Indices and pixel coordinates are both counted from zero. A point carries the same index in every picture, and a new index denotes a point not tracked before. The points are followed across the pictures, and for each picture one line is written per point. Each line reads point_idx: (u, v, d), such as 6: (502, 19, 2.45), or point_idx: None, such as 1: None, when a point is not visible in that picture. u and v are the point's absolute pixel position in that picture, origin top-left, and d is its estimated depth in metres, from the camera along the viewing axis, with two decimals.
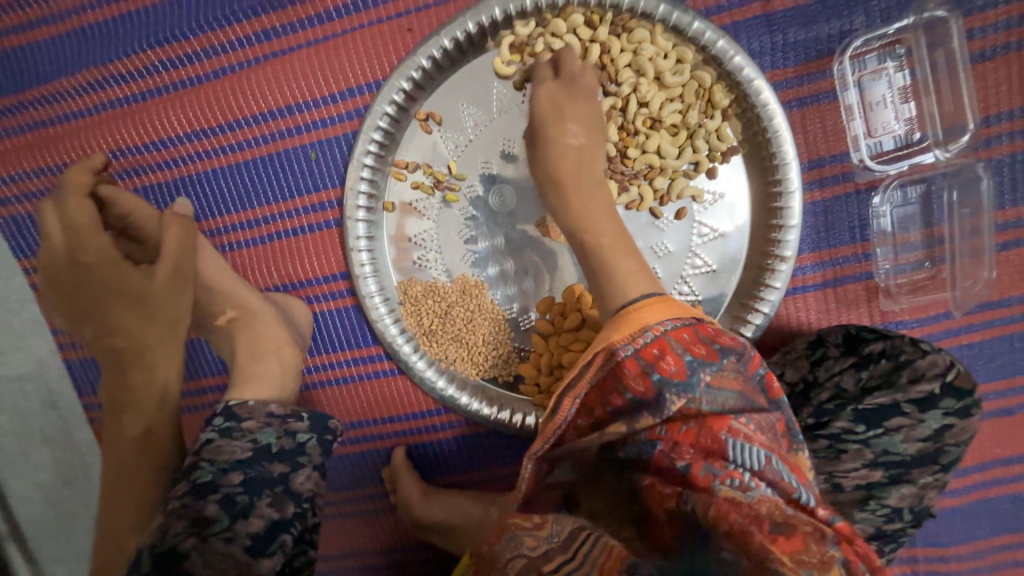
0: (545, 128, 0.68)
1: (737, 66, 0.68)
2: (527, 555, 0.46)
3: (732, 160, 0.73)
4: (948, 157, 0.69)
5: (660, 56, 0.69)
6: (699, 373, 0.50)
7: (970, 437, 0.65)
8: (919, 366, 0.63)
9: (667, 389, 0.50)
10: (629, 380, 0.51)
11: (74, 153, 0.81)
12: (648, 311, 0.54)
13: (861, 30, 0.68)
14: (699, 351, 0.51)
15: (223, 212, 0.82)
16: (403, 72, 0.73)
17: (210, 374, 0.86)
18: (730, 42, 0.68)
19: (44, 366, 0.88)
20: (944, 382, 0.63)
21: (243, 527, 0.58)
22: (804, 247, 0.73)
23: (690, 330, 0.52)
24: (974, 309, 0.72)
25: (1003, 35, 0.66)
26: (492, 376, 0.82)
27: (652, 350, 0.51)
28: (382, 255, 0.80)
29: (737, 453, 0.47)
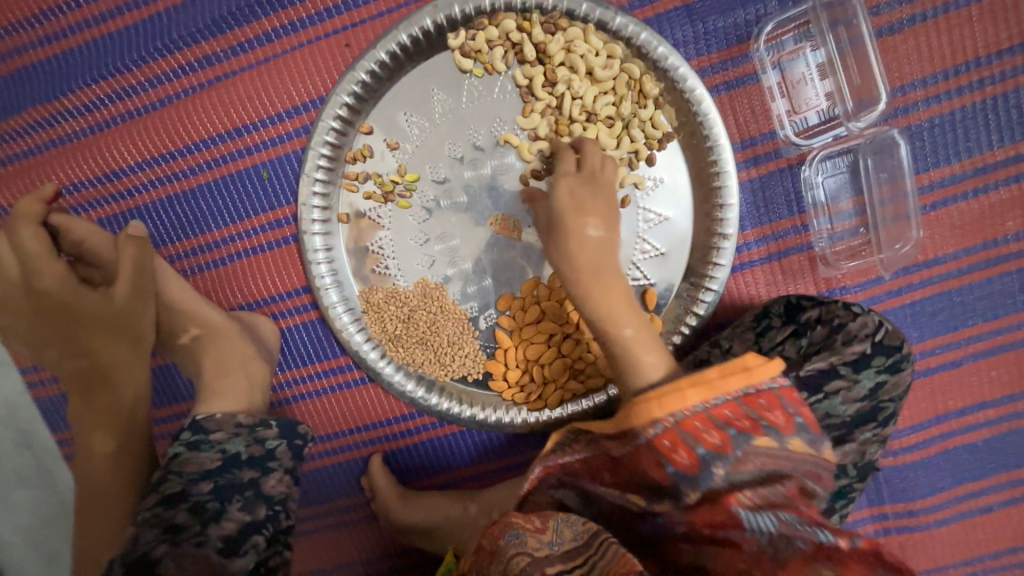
0: (567, 216, 0.68)
1: (662, 56, 0.71)
2: (530, 554, 0.51)
3: (669, 146, 0.76)
4: (859, 128, 0.73)
5: (591, 53, 0.71)
6: (711, 466, 0.53)
7: (904, 391, 0.68)
8: (850, 327, 0.66)
9: (713, 463, 0.54)
10: (675, 451, 0.54)
11: (25, 190, 0.82)
12: (661, 402, 0.55)
13: (773, 14, 0.71)
14: (713, 442, 0.54)
15: (181, 238, 0.83)
16: (344, 88, 0.75)
17: (183, 398, 0.87)
18: (654, 34, 0.71)
19: (14, 407, 0.88)
20: (874, 341, 0.66)
21: (215, 531, 0.59)
22: (746, 224, 0.77)
23: (734, 405, 0.55)
24: (909, 269, 0.76)
25: (907, 8, 0.70)
26: (461, 375, 0.84)
27: (664, 441, 0.55)
28: (342, 266, 0.82)
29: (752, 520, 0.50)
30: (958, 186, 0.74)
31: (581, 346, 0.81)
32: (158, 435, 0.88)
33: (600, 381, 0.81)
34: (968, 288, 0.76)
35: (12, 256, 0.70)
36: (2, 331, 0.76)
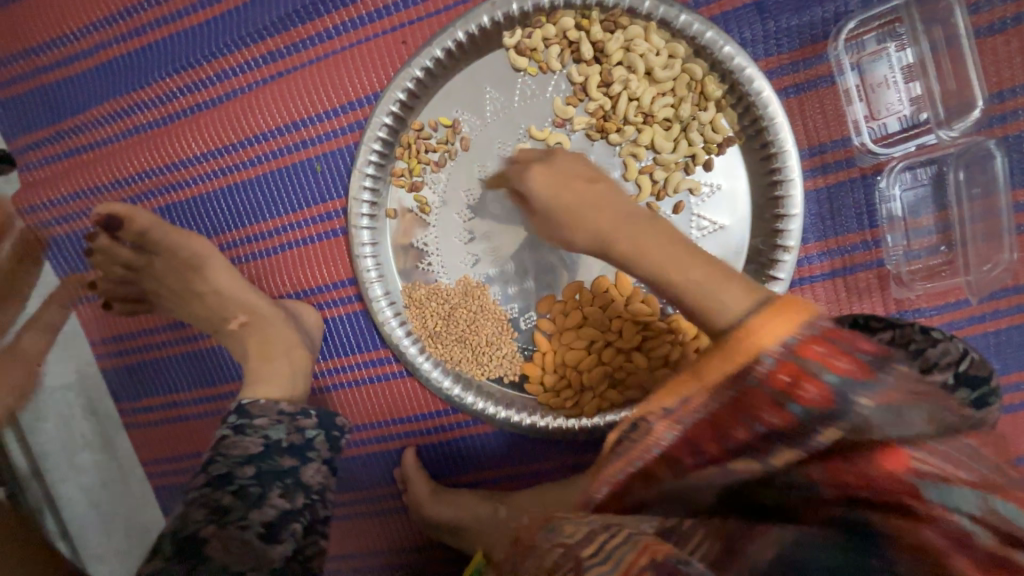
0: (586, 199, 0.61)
1: (727, 56, 0.67)
2: (565, 544, 0.42)
3: (728, 152, 0.72)
4: (953, 136, 0.67)
5: (652, 52, 0.68)
6: (852, 396, 0.41)
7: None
8: (930, 354, 0.60)
9: (851, 390, 0.41)
10: (798, 392, 0.42)
11: (103, 176, 0.88)
12: (764, 331, 0.45)
13: (856, 12, 0.66)
14: (843, 365, 0.42)
15: (238, 227, 0.86)
16: (399, 84, 0.75)
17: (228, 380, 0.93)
18: (719, 33, 0.67)
19: (84, 374, 0.98)
20: (959, 372, 0.60)
21: (257, 516, 0.61)
22: (809, 236, 0.72)
23: (819, 339, 0.43)
24: (998, 295, 0.69)
25: (1013, 6, 0.63)
26: (497, 376, 0.84)
27: (780, 377, 0.42)
28: (387, 260, 0.83)
29: (938, 494, 0.37)
30: None
31: (622, 355, 0.79)
32: (209, 412, 0.95)
33: (638, 393, 0.78)
34: None
35: (99, 250, 0.82)
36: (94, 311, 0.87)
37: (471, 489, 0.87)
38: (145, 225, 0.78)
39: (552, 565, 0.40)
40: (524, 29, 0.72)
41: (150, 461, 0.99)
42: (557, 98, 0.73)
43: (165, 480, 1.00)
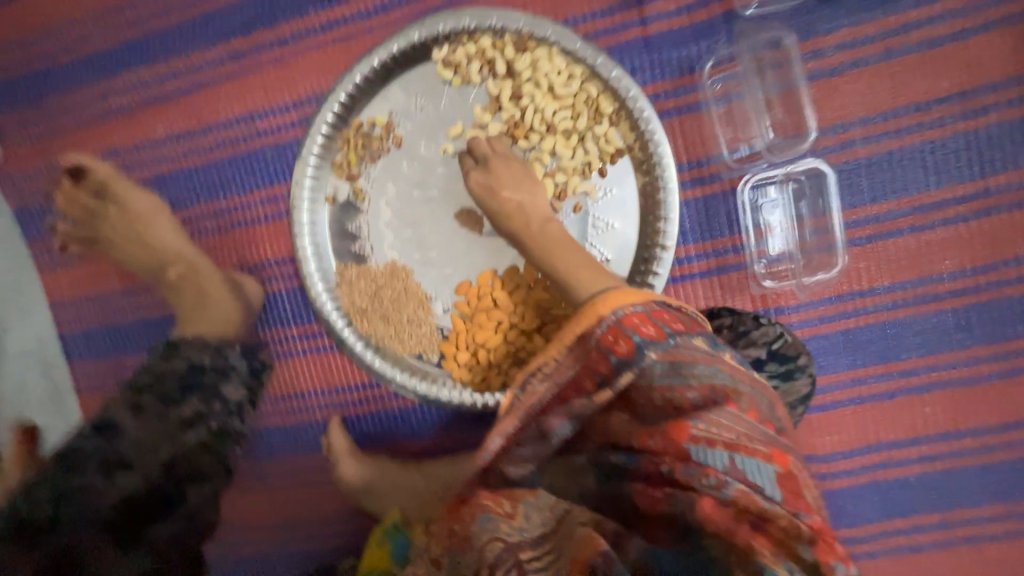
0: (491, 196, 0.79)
1: (617, 79, 0.79)
2: (501, 540, 0.53)
3: (620, 162, 0.83)
4: (783, 159, 0.80)
5: (554, 73, 0.80)
6: (646, 351, 0.56)
7: (800, 398, 0.74)
8: (753, 336, 0.73)
9: (646, 346, 0.56)
10: (613, 347, 0.58)
11: (80, 152, 0.99)
12: (605, 302, 0.61)
13: (721, 50, 0.78)
14: (648, 331, 0.57)
15: (194, 204, 0.96)
16: (341, 87, 0.85)
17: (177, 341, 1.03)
18: (611, 60, 0.79)
19: (42, 342, 1.04)
20: (771, 349, 0.73)
21: (177, 413, 0.68)
22: (689, 238, 0.82)
23: (642, 313, 0.59)
24: (844, 297, 0.80)
25: (850, 53, 0.76)
26: (417, 351, 0.92)
27: (607, 337, 0.58)
28: (324, 241, 0.92)
29: (703, 456, 0.49)
30: (895, 223, 0.78)
31: (525, 337, 0.88)
32: None
33: None
34: (904, 322, 0.80)
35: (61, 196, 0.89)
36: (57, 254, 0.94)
37: (388, 455, 0.96)
38: (103, 176, 0.88)
39: (493, 556, 0.52)
40: (451, 46, 0.84)
41: None
42: (478, 107, 0.84)
43: None
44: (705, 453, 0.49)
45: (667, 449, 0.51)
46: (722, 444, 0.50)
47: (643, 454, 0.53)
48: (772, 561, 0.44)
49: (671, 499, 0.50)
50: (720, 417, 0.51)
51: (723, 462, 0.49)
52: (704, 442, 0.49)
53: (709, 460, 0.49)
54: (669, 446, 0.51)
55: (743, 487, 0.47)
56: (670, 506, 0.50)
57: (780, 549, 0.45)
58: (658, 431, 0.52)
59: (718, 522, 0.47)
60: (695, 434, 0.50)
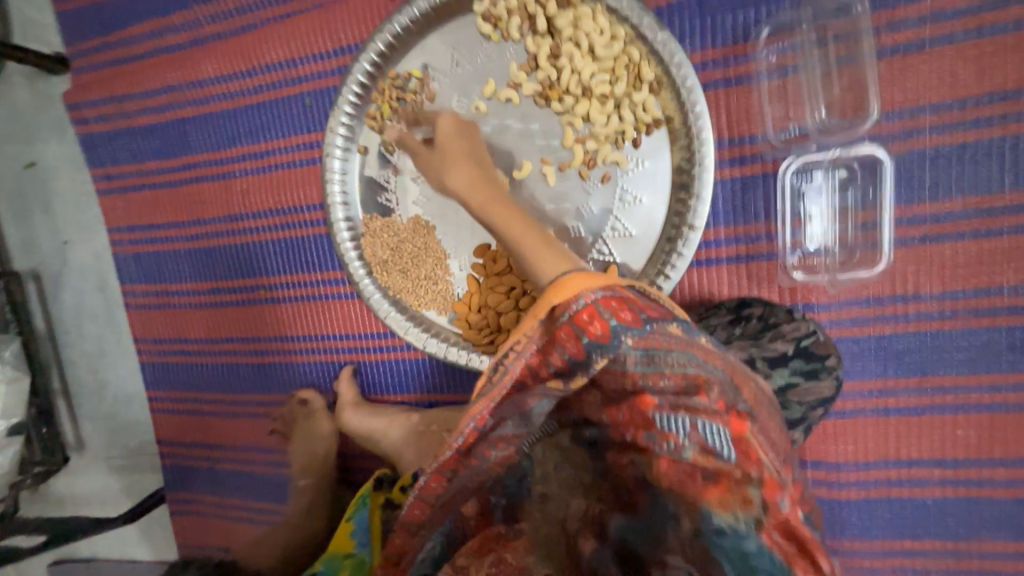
0: (445, 164, 0.77)
1: (663, 42, 0.74)
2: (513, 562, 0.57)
3: (656, 134, 0.79)
4: (842, 143, 0.73)
5: (596, 33, 0.77)
6: (621, 334, 0.53)
7: (823, 400, 0.73)
8: (782, 328, 0.74)
9: (622, 331, 0.53)
10: (588, 327, 0.54)
11: (139, 84, 1.05)
12: (572, 285, 0.59)
13: (781, 18, 0.72)
14: (625, 316, 0.54)
15: (239, 145, 1.01)
16: (380, 35, 0.85)
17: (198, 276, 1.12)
18: (659, 22, 0.74)
19: (99, 258, 1.18)
20: (799, 345, 0.73)
21: None
22: (719, 220, 0.79)
23: (619, 298, 0.56)
24: (882, 300, 0.74)
25: (933, 27, 0.67)
26: (432, 308, 0.94)
27: (582, 315, 0.55)
28: (352, 191, 0.94)
29: (664, 423, 0.51)
30: (956, 224, 0.70)
31: (536, 304, 0.88)
32: (192, 304, 1.12)
33: None
34: (949, 334, 0.73)
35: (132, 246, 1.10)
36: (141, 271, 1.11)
37: (390, 405, 0.99)
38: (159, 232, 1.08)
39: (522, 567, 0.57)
40: None
41: (140, 339, 1.18)
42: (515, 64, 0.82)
43: (150, 359, 1.18)
44: (667, 420, 0.51)
45: (632, 418, 0.54)
46: (686, 412, 0.51)
47: (610, 426, 0.57)
48: (716, 506, 0.47)
49: (633, 463, 0.55)
50: (688, 400, 0.51)
51: (684, 428, 0.50)
52: (668, 411, 0.51)
53: (670, 426, 0.51)
54: (633, 417, 0.54)
55: (700, 451, 0.49)
56: (633, 470, 0.54)
57: (730, 508, 0.46)
58: (625, 404, 0.55)
59: (671, 480, 0.50)
60: (659, 404, 0.52)
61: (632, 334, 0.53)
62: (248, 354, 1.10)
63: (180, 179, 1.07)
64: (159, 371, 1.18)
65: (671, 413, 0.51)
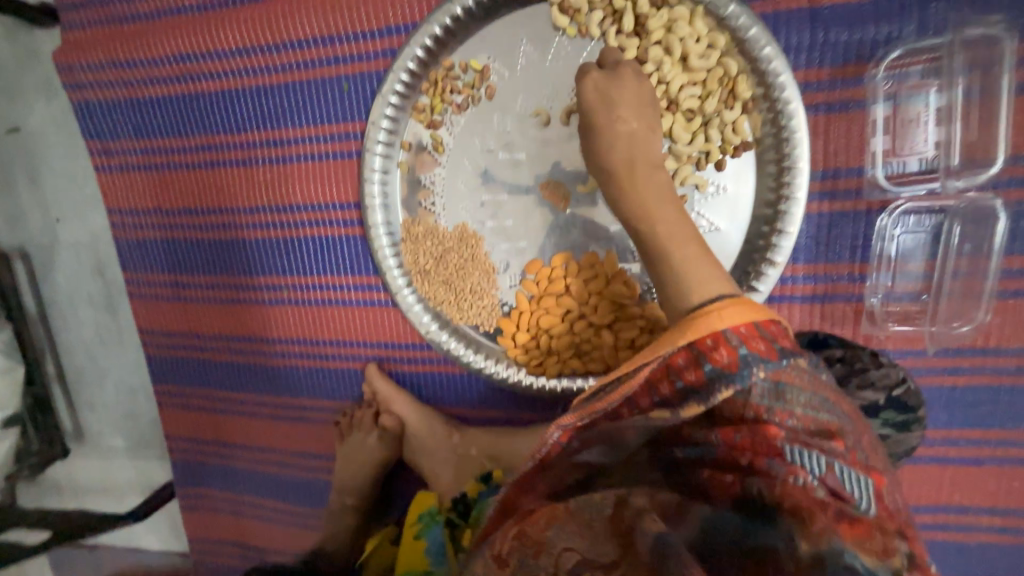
0: (597, 112, 0.65)
1: (766, 57, 0.66)
2: (579, 552, 0.43)
3: (743, 156, 0.71)
4: (958, 186, 0.66)
5: (692, 38, 0.68)
6: (752, 365, 0.48)
7: (907, 449, 0.68)
8: (872, 375, 0.66)
9: (754, 363, 0.49)
10: (710, 353, 0.50)
11: (149, 48, 0.93)
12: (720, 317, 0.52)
13: (906, 40, 0.64)
14: (759, 346, 0.49)
15: (263, 129, 0.91)
16: (437, 18, 0.76)
17: (204, 272, 1.02)
18: (765, 32, 0.66)
19: (96, 238, 1.07)
20: (891, 394, 0.66)
21: None
22: (800, 256, 0.73)
23: (753, 325, 0.51)
24: (961, 351, 0.71)
25: None
26: (474, 324, 0.87)
27: (705, 340, 0.51)
28: (393, 191, 0.86)
29: (796, 455, 0.44)
30: None
31: (591, 329, 0.82)
32: (203, 299, 1.04)
33: (599, 368, 0.82)
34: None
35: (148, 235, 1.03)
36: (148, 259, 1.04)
37: (431, 409, 0.93)
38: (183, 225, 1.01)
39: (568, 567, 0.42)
40: None
41: (145, 331, 1.09)
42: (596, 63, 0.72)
43: (157, 352, 1.09)
44: (802, 453, 0.44)
45: (755, 444, 0.46)
46: (818, 449, 0.45)
47: (723, 445, 0.47)
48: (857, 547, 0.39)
49: (745, 483, 0.44)
50: (823, 441, 0.45)
51: (820, 467, 0.43)
52: (801, 445, 0.45)
53: (803, 461, 0.44)
54: (757, 443, 0.46)
55: (836, 496, 0.42)
56: (746, 491, 0.43)
57: (888, 568, 0.38)
58: (745, 426, 0.47)
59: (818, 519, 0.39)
60: (788, 434, 0.45)
61: (764, 366, 0.49)
62: (268, 356, 1.02)
63: (195, 160, 0.97)
64: (166, 366, 1.10)
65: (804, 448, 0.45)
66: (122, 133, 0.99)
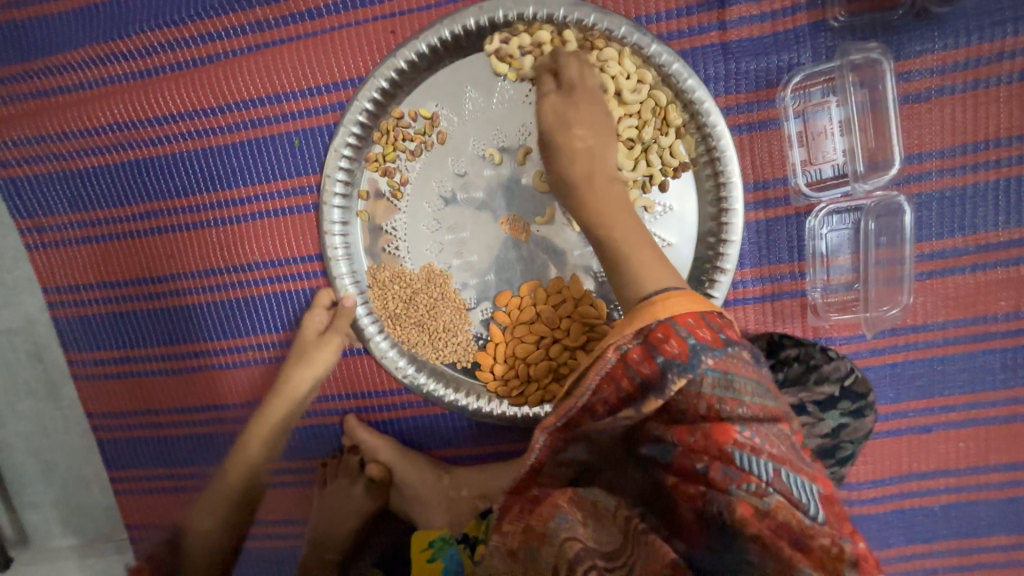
0: (556, 133, 0.71)
1: (690, 88, 0.73)
2: (580, 540, 0.52)
3: (683, 176, 0.78)
4: (868, 188, 0.75)
5: (623, 76, 0.74)
6: (700, 356, 0.53)
7: (862, 437, 0.73)
8: (824, 369, 0.71)
9: (702, 352, 0.54)
10: (661, 346, 0.55)
11: (78, 121, 0.90)
12: (665, 306, 0.57)
13: (805, 65, 0.73)
14: (705, 335, 0.54)
15: (211, 191, 0.90)
16: (382, 73, 0.79)
17: (153, 344, 0.97)
18: (685, 66, 0.73)
19: (32, 322, 0.99)
20: (843, 386, 0.71)
21: None
22: (746, 261, 0.79)
23: (695, 314, 0.57)
24: (894, 331, 0.79)
25: (938, 79, 0.72)
26: (452, 361, 0.87)
27: (656, 334, 0.56)
28: (355, 241, 0.86)
29: (747, 462, 0.48)
30: (956, 259, 0.76)
31: (568, 352, 0.83)
32: (155, 372, 0.98)
33: None
34: (954, 360, 0.79)
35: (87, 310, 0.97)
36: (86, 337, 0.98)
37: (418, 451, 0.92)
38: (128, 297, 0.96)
39: (572, 553, 0.50)
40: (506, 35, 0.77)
41: (94, 415, 1.01)
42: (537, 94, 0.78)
43: (110, 435, 1.02)
44: (751, 459, 0.48)
45: (707, 448, 0.50)
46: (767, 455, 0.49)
47: (680, 448, 0.52)
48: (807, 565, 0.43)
49: (707, 497, 0.49)
50: (770, 429, 0.51)
51: (768, 472, 0.48)
52: (749, 448, 0.49)
53: (751, 466, 0.48)
54: (710, 448, 0.50)
55: (785, 499, 0.46)
56: (707, 504, 0.49)
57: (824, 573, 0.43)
58: (700, 430, 0.52)
59: (757, 527, 0.45)
60: (740, 439, 0.49)
61: (709, 354, 0.53)
62: (236, 423, 0.97)
63: (139, 229, 0.93)
64: (121, 448, 1.02)
65: (755, 452, 0.49)
66: (53, 209, 0.94)
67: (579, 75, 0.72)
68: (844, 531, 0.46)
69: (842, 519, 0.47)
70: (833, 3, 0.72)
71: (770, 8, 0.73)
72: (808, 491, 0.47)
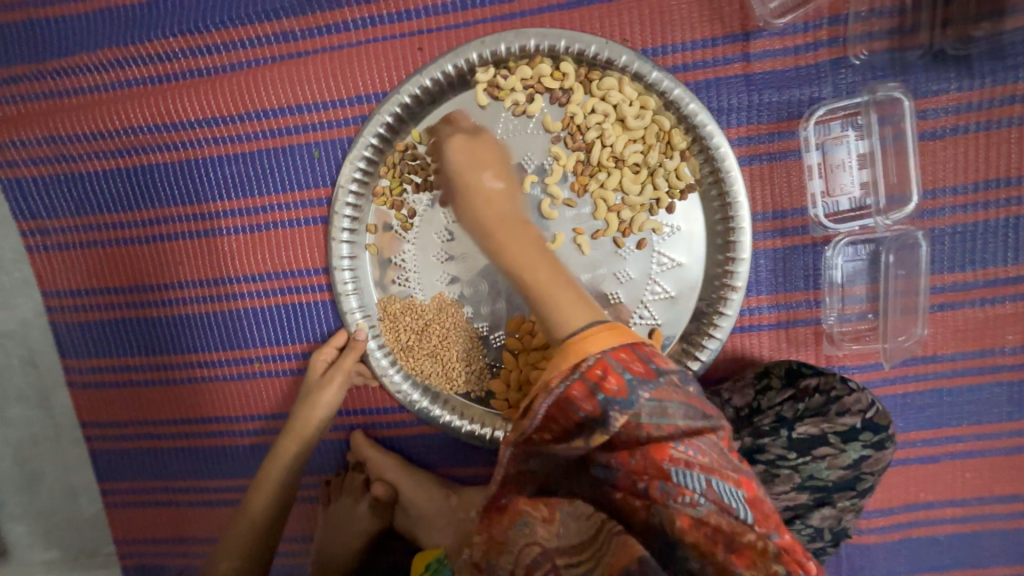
0: (465, 174, 0.71)
1: (692, 111, 0.74)
2: (539, 545, 0.50)
3: (689, 198, 0.78)
4: (888, 224, 0.77)
5: (625, 103, 0.75)
6: (638, 390, 0.53)
7: (883, 468, 0.74)
8: (846, 401, 0.72)
9: (638, 388, 0.53)
10: (602, 383, 0.53)
11: (87, 123, 0.88)
12: (593, 340, 0.57)
13: (827, 100, 0.75)
14: (637, 369, 0.54)
15: (223, 199, 0.88)
16: (394, 100, 0.79)
17: (148, 354, 0.95)
18: (687, 91, 0.74)
19: (28, 325, 0.94)
20: (865, 417, 0.72)
21: None
22: (762, 288, 0.80)
23: (627, 349, 0.56)
24: (906, 361, 0.80)
25: (953, 118, 0.74)
26: (464, 391, 0.86)
27: (595, 371, 0.54)
28: (364, 273, 0.85)
29: (681, 477, 0.51)
30: (969, 293, 0.78)
31: None
32: (150, 383, 0.95)
33: None
34: (963, 391, 0.80)
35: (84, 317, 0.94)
36: (83, 344, 0.95)
37: (424, 469, 0.90)
38: (127, 303, 0.93)
39: (530, 561, 0.49)
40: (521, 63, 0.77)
41: (89, 425, 0.98)
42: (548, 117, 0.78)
43: (104, 446, 0.98)
44: (685, 474, 0.50)
45: (647, 467, 0.52)
46: (700, 468, 0.51)
47: (621, 471, 0.53)
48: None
49: (651, 509, 0.51)
50: (701, 443, 0.52)
51: (701, 484, 0.50)
52: (684, 464, 0.51)
53: (687, 481, 0.50)
54: (649, 467, 0.52)
55: (717, 507, 0.49)
56: (651, 516, 0.51)
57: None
58: (640, 450, 0.52)
59: (697, 538, 0.48)
60: (676, 456, 0.51)
61: (643, 390, 0.53)
62: (238, 437, 0.94)
63: (142, 235, 0.91)
64: (116, 460, 0.98)
65: (688, 466, 0.51)
66: (56, 213, 0.92)
67: (472, 126, 0.77)
68: (769, 526, 0.49)
69: (767, 517, 0.50)
70: (855, 41, 0.74)
71: (794, 42, 0.74)
72: (734, 498, 0.50)
